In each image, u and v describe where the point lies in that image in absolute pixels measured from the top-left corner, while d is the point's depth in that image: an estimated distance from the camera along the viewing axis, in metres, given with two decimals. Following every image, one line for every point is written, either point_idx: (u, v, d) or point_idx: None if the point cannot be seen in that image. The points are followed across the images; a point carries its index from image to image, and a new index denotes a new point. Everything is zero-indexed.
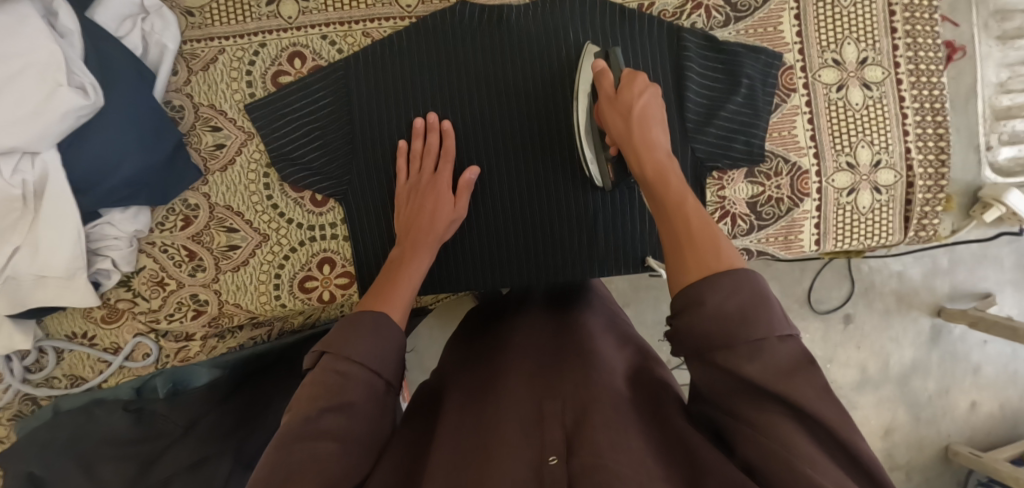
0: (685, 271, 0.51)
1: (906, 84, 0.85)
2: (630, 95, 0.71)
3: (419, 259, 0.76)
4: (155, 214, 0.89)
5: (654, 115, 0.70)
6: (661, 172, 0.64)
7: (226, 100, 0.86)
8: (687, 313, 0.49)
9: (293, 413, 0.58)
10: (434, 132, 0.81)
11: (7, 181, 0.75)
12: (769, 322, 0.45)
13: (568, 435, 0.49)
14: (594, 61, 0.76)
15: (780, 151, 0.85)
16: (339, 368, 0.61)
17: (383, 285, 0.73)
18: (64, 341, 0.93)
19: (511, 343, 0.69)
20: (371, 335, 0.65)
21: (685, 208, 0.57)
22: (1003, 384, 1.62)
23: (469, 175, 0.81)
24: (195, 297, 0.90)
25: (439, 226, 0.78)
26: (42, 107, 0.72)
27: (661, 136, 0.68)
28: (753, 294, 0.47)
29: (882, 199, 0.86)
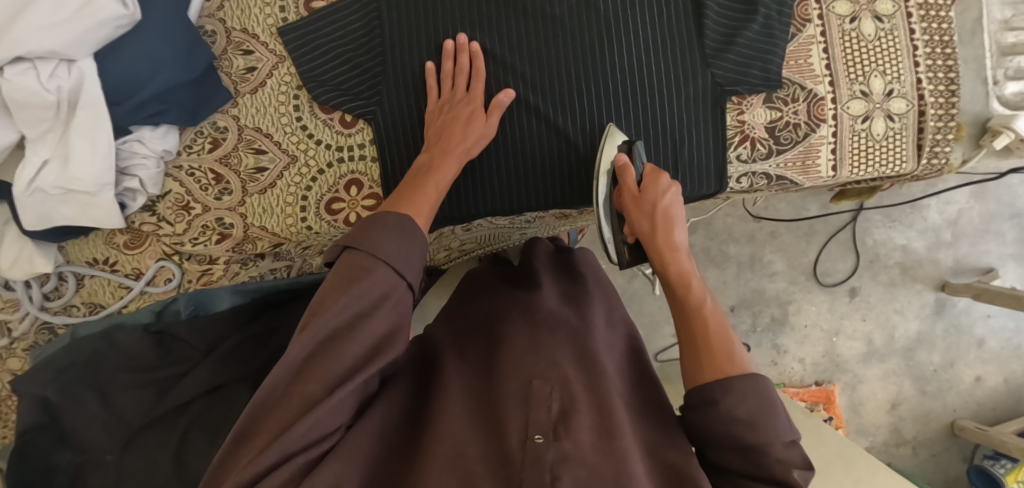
0: (698, 368, 0.61)
1: (916, 18, 0.89)
2: (654, 195, 0.74)
3: (447, 166, 0.78)
4: (182, 137, 0.90)
5: (677, 215, 0.74)
6: (684, 279, 0.69)
7: (259, 24, 0.88)
8: (702, 410, 0.58)
9: (317, 298, 0.60)
10: (463, 53, 0.83)
11: (43, 85, 0.76)
12: (774, 430, 0.56)
13: (554, 420, 0.57)
14: (618, 155, 0.79)
15: (797, 78, 0.87)
16: (364, 261, 0.62)
17: (406, 189, 0.73)
18: (85, 267, 0.93)
19: (511, 317, 0.76)
20: (396, 234, 0.66)
21: (704, 310, 0.66)
22: (1007, 358, 1.64)
23: (503, 96, 0.83)
24: (221, 220, 0.90)
25: (470, 139, 0.81)
26: (81, 13, 0.75)
27: (683, 241, 0.73)
28: (760, 402, 0.57)
29: (895, 127, 0.89)
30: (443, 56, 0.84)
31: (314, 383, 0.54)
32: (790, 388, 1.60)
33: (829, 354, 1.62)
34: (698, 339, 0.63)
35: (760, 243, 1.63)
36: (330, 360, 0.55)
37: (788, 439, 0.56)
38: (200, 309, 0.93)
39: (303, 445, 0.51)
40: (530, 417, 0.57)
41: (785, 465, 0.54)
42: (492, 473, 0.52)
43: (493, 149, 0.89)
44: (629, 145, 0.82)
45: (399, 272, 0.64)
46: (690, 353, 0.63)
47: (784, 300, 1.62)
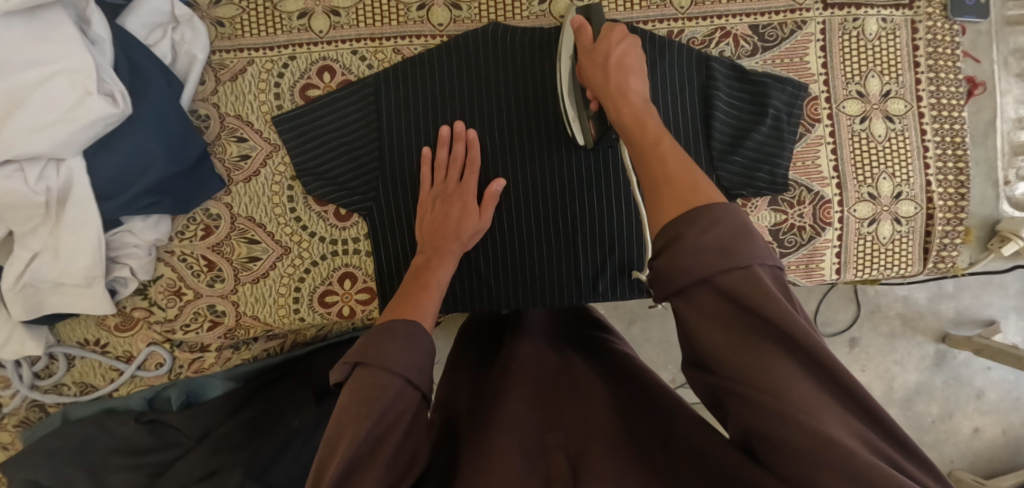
0: (663, 210, 0.49)
1: (928, 118, 0.86)
2: (608, 44, 0.72)
3: (443, 264, 0.75)
4: (175, 223, 0.88)
5: (631, 61, 0.71)
6: (639, 118, 0.63)
7: (254, 111, 0.86)
8: (667, 254, 0.45)
9: (335, 429, 0.52)
10: (461, 142, 0.82)
11: (32, 187, 0.74)
12: (751, 252, 0.44)
13: (572, 467, 0.51)
14: (572, 19, 0.78)
15: (803, 180, 0.86)
16: (380, 378, 0.55)
17: (407, 294, 0.69)
18: (75, 348, 0.92)
19: (517, 367, 0.69)
20: (406, 341, 0.60)
21: (663, 150, 0.56)
22: (1006, 409, 1.59)
23: (496, 186, 0.81)
24: (213, 307, 0.89)
25: (465, 234, 0.79)
26: (69, 114, 0.72)
27: (639, 81, 0.69)
28: (733, 226, 0.45)
29: (902, 230, 0.87)
30: (438, 143, 0.83)
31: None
32: None
33: None
34: (659, 185, 0.52)
35: None
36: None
37: (772, 267, 0.44)
38: (192, 397, 0.91)
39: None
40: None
41: (776, 294, 0.42)
42: None
43: (488, 238, 0.87)
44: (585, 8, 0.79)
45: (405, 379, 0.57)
46: (651, 201, 0.52)
47: None
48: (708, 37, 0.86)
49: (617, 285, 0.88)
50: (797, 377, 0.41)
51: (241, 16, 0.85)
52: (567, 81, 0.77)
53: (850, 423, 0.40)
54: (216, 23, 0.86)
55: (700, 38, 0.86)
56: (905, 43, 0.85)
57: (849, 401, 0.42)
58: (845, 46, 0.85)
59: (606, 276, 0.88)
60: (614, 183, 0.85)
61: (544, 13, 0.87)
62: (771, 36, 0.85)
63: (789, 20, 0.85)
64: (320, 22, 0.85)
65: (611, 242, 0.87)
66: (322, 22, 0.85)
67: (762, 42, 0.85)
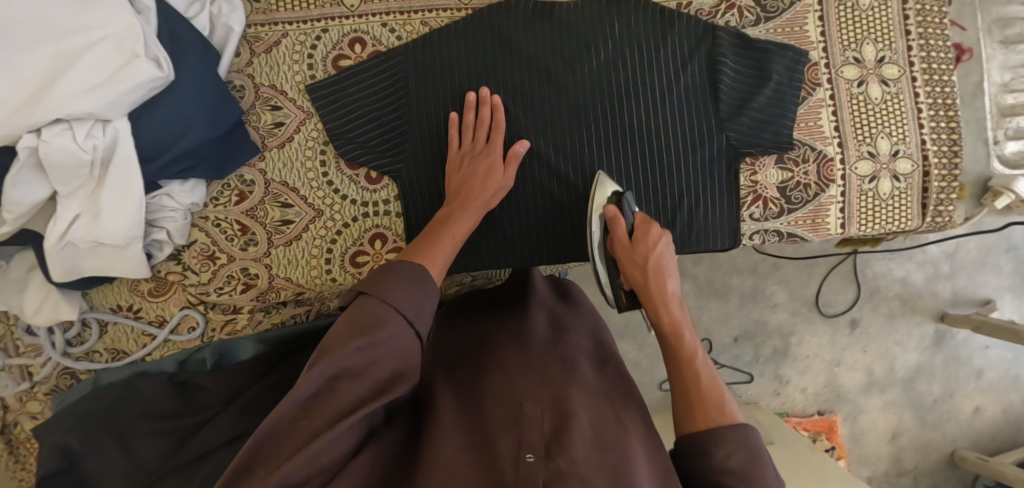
0: (693, 419, 0.61)
1: (920, 82, 0.92)
2: (646, 246, 0.78)
3: (463, 218, 0.78)
4: (209, 189, 0.92)
5: (667, 265, 0.78)
6: (676, 327, 0.72)
7: (288, 80, 0.91)
8: (694, 457, 0.60)
9: (326, 342, 0.57)
10: (486, 106, 0.86)
11: (79, 145, 0.77)
12: (762, 480, 0.57)
13: (546, 440, 0.56)
14: (607, 205, 0.81)
15: (808, 140, 0.91)
16: (376, 310, 0.59)
17: (426, 241, 0.73)
18: (108, 313, 0.94)
19: (504, 343, 0.75)
20: (408, 281, 0.64)
21: (696, 362, 0.67)
22: (1005, 388, 1.63)
23: (520, 147, 0.86)
24: (246, 271, 0.92)
25: (489, 191, 0.83)
26: (117, 76, 0.76)
27: (674, 290, 0.76)
28: (750, 453, 0.58)
29: (901, 187, 0.92)
30: (465, 107, 0.87)
31: (317, 418, 0.51)
32: (791, 417, 1.62)
33: (829, 384, 1.63)
34: (692, 387, 0.64)
35: (763, 276, 1.62)
36: (334, 395, 0.53)
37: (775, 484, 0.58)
38: (225, 358, 0.92)
39: (302, 479, 0.48)
40: (522, 437, 0.56)
41: None
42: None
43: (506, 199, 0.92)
44: (619, 194, 0.86)
45: (400, 313, 0.61)
46: (677, 406, 0.64)
47: (786, 332, 1.62)
48: (715, 8, 0.91)
49: None
50: None
51: None
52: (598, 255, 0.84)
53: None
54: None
55: (708, 10, 0.91)
56: (896, 13, 0.92)
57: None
58: (841, 15, 0.92)
59: None
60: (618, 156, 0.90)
61: None
62: (772, 7, 0.91)
63: None
64: None
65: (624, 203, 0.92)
66: None
67: (764, 13, 0.91)
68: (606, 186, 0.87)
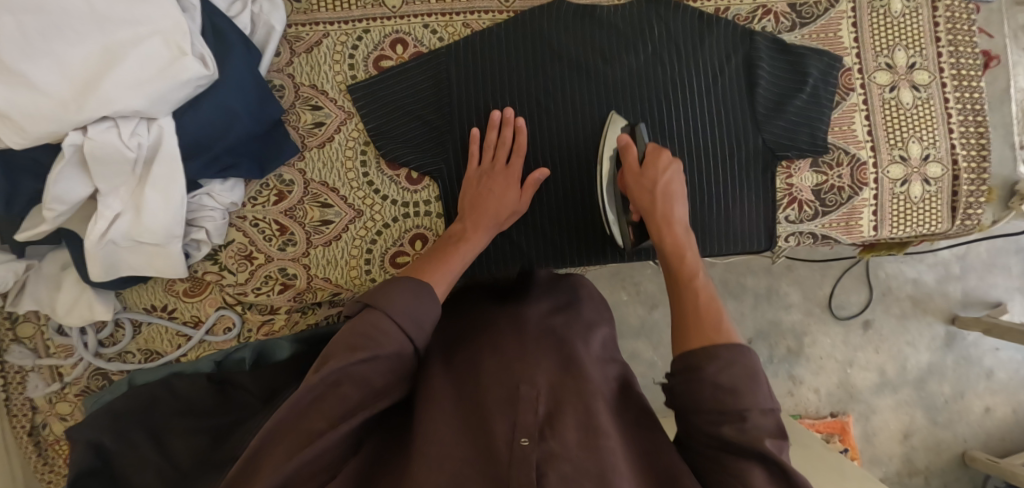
0: (686, 339, 0.60)
1: (950, 88, 0.94)
2: (656, 171, 0.80)
3: (476, 238, 0.80)
4: (248, 189, 0.91)
5: (676, 191, 0.80)
6: (680, 249, 0.73)
7: (329, 81, 0.91)
8: (686, 377, 0.56)
9: (328, 351, 0.60)
10: (509, 127, 0.86)
11: (124, 143, 0.76)
12: (755, 397, 0.53)
13: (541, 422, 0.56)
14: (620, 135, 0.84)
15: (841, 144, 0.93)
16: (381, 324, 0.62)
17: (433, 258, 0.75)
18: (143, 314, 0.93)
19: (502, 325, 0.74)
20: (413, 295, 0.67)
21: (696, 276, 0.69)
22: (1015, 388, 1.66)
23: (538, 175, 0.85)
24: (284, 271, 0.91)
25: (503, 212, 0.84)
26: (163, 72, 0.76)
27: (681, 216, 0.78)
28: (744, 370, 0.55)
29: (931, 190, 0.94)
30: (488, 126, 0.87)
31: (318, 419, 0.55)
32: (804, 419, 1.62)
33: (842, 385, 1.65)
34: (687, 315, 0.63)
35: (777, 276, 1.64)
36: (337, 400, 0.56)
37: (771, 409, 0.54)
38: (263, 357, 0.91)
39: (307, 475, 0.53)
40: (518, 419, 0.55)
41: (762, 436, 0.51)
42: (480, 471, 0.51)
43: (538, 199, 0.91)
44: (632, 126, 0.87)
45: (398, 326, 0.64)
46: (678, 331, 0.63)
47: (800, 333, 1.64)
48: (752, 14, 0.92)
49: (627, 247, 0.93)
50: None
51: None
52: (608, 189, 0.86)
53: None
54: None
55: (745, 15, 0.92)
56: (927, 20, 0.94)
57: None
58: (874, 21, 0.93)
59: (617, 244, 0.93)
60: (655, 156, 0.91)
61: None
62: (807, 13, 0.93)
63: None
64: None
65: None
66: None
67: (800, 19, 0.93)
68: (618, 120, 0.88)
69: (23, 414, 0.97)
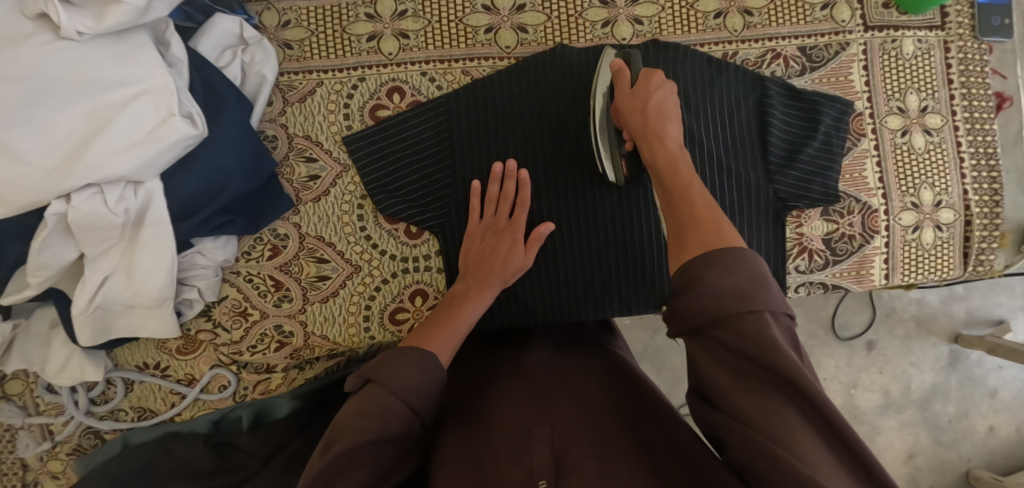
0: (684, 249, 0.52)
1: (962, 131, 0.92)
2: (646, 90, 0.73)
3: (480, 296, 0.76)
4: (241, 243, 0.88)
5: (669, 108, 0.72)
6: (672, 164, 0.64)
7: (324, 131, 0.87)
8: (685, 292, 0.49)
9: (331, 435, 0.53)
10: (512, 180, 0.83)
11: (111, 209, 0.73)
12: (765, 301, 0.46)
13: (555, 460, 0.52)
14: (612, 60, 0.78)
15: (852, 191, 0.90)
16: (384, 401, 0.55)
17: (436, 322, 0.70)
18: (135, 372, 0.90)
19: (508, 377, 0.72)
20: (416, 367, 0.60)
21: (691, 194, 0.58)
22: (1019, 408, 1.49)
23: (543, 229, 0.81)
24: (279, 328, 0.89)
25: (509, 272, 0.80)
26: (152, 134, 0.72)
27: (674, 131, 0.69)
28: (751, 275, 0.48)
29: (943, 236, 0.92)
30: (490, 178, 0.84)
31: None
32: None
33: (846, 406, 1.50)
34: (682, 225, 0.55)
35: None
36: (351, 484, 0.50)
37: (783, 315, 0.47)
38: (262, 415, 0.87)
39: None
40: (532, 463, 0.52)
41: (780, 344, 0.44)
42: None
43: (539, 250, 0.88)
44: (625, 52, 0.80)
45: (403, 401, 0.57)
46: (675, 242, 0.55)
47: None
48: (761, 58, 0.90)
49: (642, 300, 0.89)
50: (798, 428, 0.42)
51: (311, 39, 0.87)
52: (601, 120, 0.78)
53: (843, 476, 0.42)
54: (285, 45, 0.87)
55: (753, 59, 0.89)
56: (939, 63, 0.91)
57: (830, 436, 0.43)
58: (885, 64, 0.91)
59: (629, 296, 0.89)
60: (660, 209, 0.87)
61: (606, 35, 0.89)
62: (817, 56, 0.90)
63: (833, 42, 0.90)
64: (389, 45, 0.87)
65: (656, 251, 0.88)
66: (391, 45, 0.87)
67: (810, 62, 0.90)
68: (611, 51, 0.82)
69: (13, 472, 0.94)
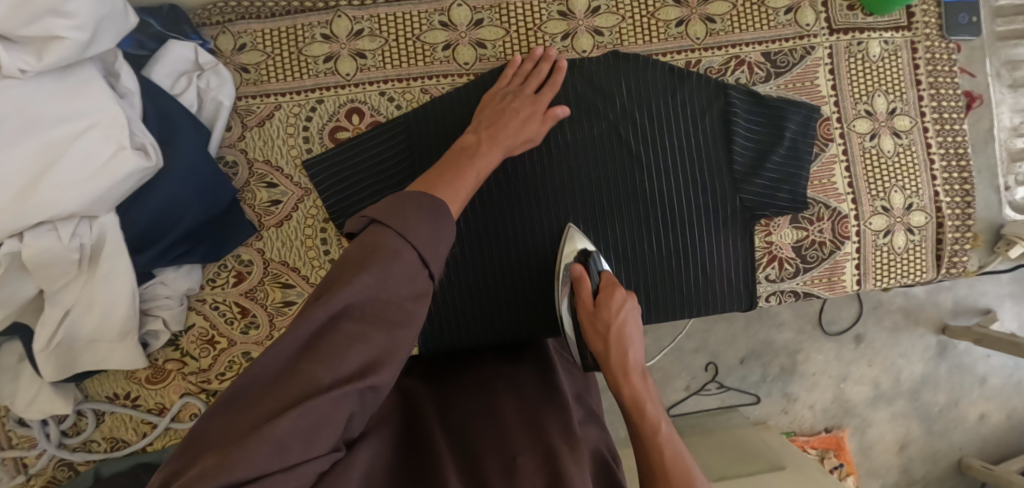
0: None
1: (931, 132, 0.91)
2: (610, 312, 0.71)
3: (490, 154, 0.73)
4: (205, 271, 0.88)
5: (632, 335, 0.69)
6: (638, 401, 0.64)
7: (283, 156, 0.87)
8: None
9: (331, 278, 0.45)
10: (547, 62, 0.83)
11: (66, 245, 0.72)
12: None
13: None
14: (572, 265, 0.78)
15: (821, 198, 0.89)
16: (393, 248, 0.47)
17: (445, 170, 0.67)
18: (105, 403, 0.90)
19: (502, 391, 0.66)
20: (431, 221, 0.51)
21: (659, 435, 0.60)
22: (1009, 393, 1.39)
23: (560, 112, 0.79)
24: (247, 355, 0.88)
25: (520, 134, 0.77)
26: (105, 169, 0.71)
27: (639, 362, 0.68)
28: None
29: (915, 239, 0.91)
30: (528, 59, 0.84)
31: (317, 365, 0.41)
32: (798, 436, 1.36)
33: (837, 400, 1.38)
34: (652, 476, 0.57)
35: None
36: (344, 340, 0.42)
37: None
38: None
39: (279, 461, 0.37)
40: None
41: None
42: None
43: (507, 269, 0.87)
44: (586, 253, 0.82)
45: (426, 270, 0.50)
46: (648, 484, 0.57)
47: (793, 350, 1.36)
48: (724, 66, 0.88)
49: None
50: None
51: (266, 62, 0.86)
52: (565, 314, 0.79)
53: None
54: (240, 69, 0.86)
55: (717, 67, 0.88)
56: (906, 64, 0.90)
57: None
58: (852, 67, 0.89)
59: None
60: (626, 223, 0.86)
61: (567, 48, 0.87)
62: (782, 62, 0.89)
63: (798, 46, 0.89)
64: (346, 65, 0.86)
65: (625, 265, 0.87)
66: (348, 66, 0.86)
67: (774, 68, 0.89)
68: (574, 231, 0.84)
69: None
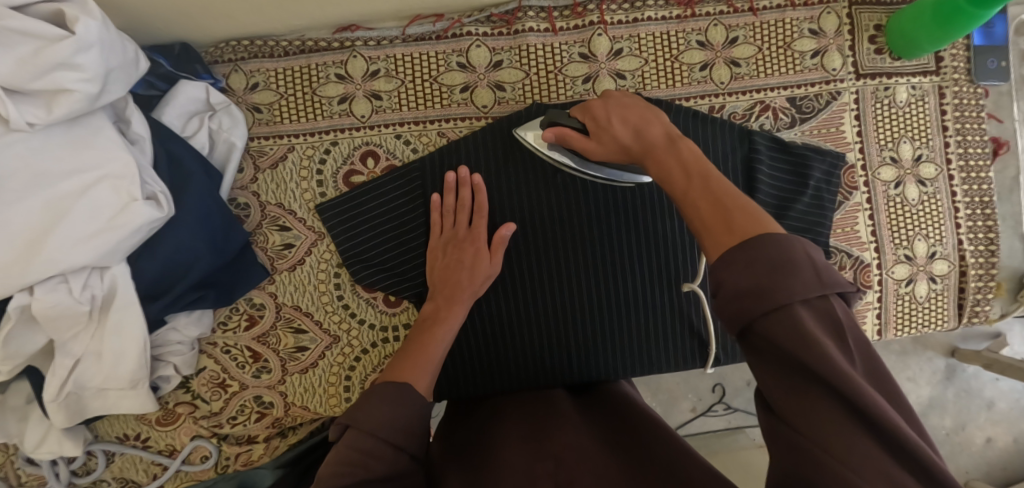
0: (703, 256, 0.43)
1: (958, 180, 0.89)
2: (605, 127, 0.64)
3: (453, 316, 0.71)
4: (216, 314, 0.86)
5: (632, 117, 0.62)
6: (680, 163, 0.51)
7: (296, 199, 0.86)
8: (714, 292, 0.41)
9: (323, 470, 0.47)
10: (466, 187, 0.80)
11: (76, 298, 0.70)
12: (790, 288, 0.37)
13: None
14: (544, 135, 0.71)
15: (844, 246, 0.88)
16: (368, 445, 0.48)
17: (407, 355, 0.63)
18: (115, 444, 0.88)
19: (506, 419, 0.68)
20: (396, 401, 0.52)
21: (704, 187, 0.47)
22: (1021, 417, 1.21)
23: (504, 232, 0.79)
24: (258, 399, 0.87)
25: (473, 281, 0.76)
26: (113, 222, 0.68)
27: (659, 134, 0.57)
28: (776, 258, 0.38)
29: (937, 288, 0.89)
30: (445, 189, 0.81)
31: None
32: None
33: None
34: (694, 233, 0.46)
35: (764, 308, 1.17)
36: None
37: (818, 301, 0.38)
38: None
39: None
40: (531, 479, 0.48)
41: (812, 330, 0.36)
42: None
43: (519, 317, 0.83)
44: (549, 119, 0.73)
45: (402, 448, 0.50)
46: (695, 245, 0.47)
47: None
48: (748, 111, 0.86)
49: (636, 362, 0.84)
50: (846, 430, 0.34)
51: (280, 102, 0.85)
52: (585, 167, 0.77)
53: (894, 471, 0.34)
54: (253, 109, 0.85)
55: (741, 112, 0.86)
56: (933, 109, 0.88)
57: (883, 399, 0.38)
58: (878, 112, 0.88)
59: (623, 357, 0.83)
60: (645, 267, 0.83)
61: (587, 91, 0.86)
62: (808, 107, 0.87)
63: (824, 91, 0.87)
64: (361, 107, 0.85)
65: (644, 311, 0.84)
66: (363, 107, 0.85)
67: (800, 114, 0.87)
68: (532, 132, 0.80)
69: None
